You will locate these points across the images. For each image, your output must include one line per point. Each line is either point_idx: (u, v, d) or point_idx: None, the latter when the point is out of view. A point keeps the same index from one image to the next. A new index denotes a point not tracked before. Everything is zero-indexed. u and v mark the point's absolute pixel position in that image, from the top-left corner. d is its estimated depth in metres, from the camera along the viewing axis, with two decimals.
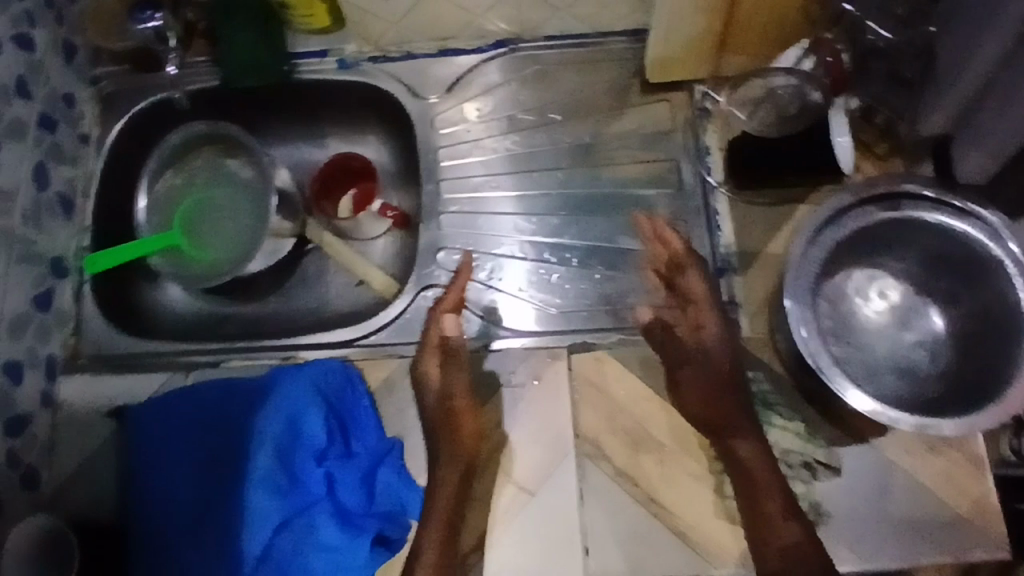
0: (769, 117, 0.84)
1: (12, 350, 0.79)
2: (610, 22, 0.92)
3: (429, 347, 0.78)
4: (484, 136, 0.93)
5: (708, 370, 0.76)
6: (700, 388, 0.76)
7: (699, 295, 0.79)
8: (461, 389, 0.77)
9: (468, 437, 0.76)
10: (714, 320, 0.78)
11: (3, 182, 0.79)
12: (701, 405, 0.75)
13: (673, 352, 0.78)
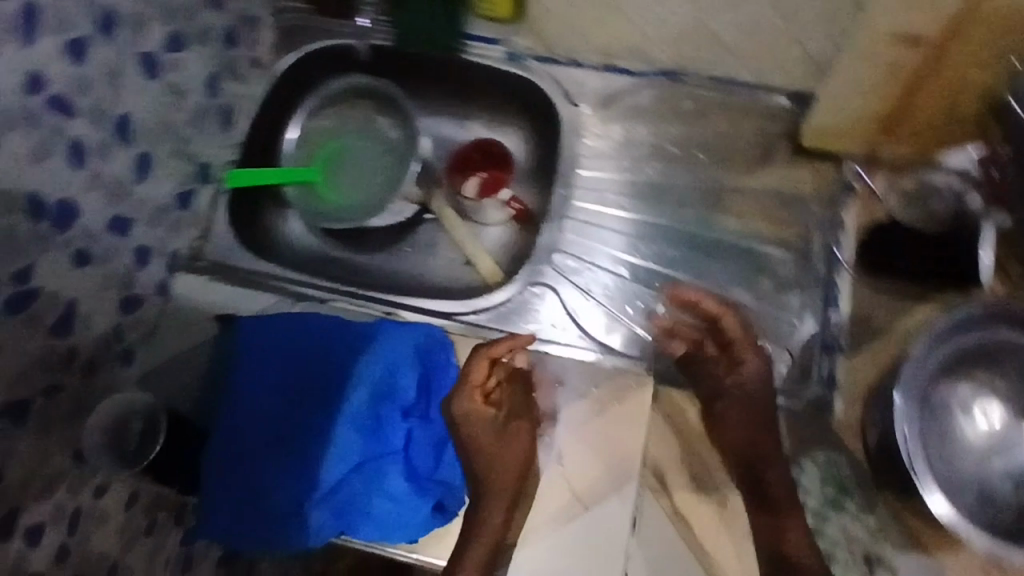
0: (917, 215, 0.84)
1: (147, 235, 0.84)
2: (778, 79, 0.90)
3: (470, 386, 0.79)
4: (625, 157, 0.95)
5: (748, 407, 0.80)
6: (740, 425, 0.79)
7: (737, 336, 0.82)
8: (518, 409, 0.80)
9: (519, 459, 0.77)
10: (755, 358, 0.81)
11: (180, 81, 0.84)
12: (739, 441, 0.79)
13: (713, 388, 0.82)
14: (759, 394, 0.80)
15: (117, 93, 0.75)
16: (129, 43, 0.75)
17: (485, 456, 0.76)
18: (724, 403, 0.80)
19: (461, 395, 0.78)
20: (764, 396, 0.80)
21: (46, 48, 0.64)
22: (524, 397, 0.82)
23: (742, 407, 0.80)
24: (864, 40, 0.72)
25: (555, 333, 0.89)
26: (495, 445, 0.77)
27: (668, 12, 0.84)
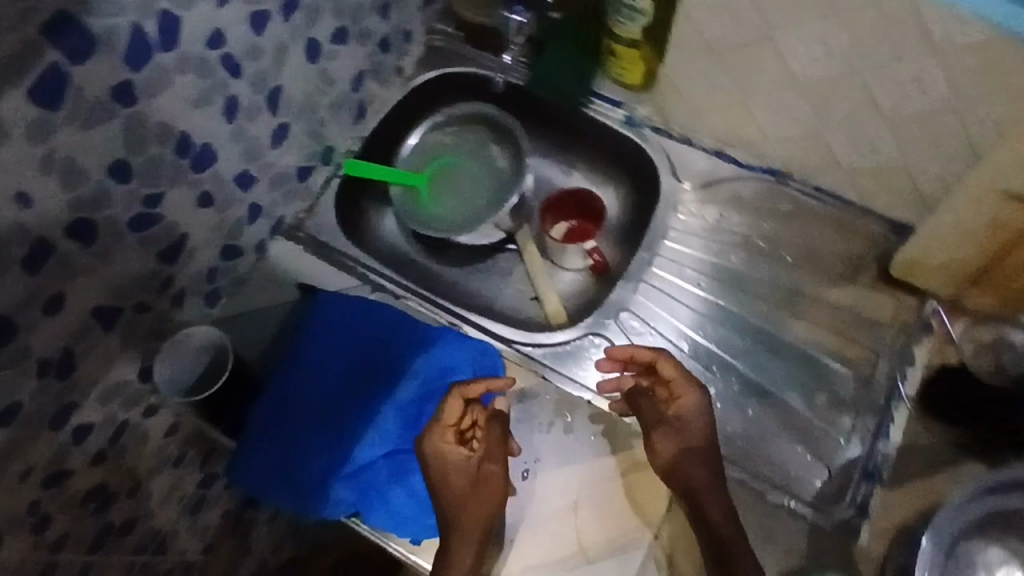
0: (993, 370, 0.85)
1: (263, 197, 0.92)
2: (881, 204, 0.92)
3: (442, 425, 0.80)
4: (714, 240, 0.97)
5: (684, 440, 0.78)
6: (674, 456, 0.78)
7: (671, 376, 0.80)
8: (493, 451, 0.78)
9: (488, 504, 0.76)
10: (693, 395, 0.79)
11: (332, 70, 0.92)
12: (676, 472, 0.77)
13: (652, 420, 0.81)
14: (699, 428, 0.78)
15: (279, 67, 0.83)
16: (301, 27, 0.83)
17: (456, 500, 0.76)
18: (658, 433, 0.79)
19: (433, 438, 0.79)
20: (704, 429, 0.78)
21: (234, 12, 0.73)
22: (501, 438, 0.80)
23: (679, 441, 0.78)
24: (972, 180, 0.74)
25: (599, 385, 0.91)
26: (465, 487, 0.77)
27: (789, 116, 0.88)
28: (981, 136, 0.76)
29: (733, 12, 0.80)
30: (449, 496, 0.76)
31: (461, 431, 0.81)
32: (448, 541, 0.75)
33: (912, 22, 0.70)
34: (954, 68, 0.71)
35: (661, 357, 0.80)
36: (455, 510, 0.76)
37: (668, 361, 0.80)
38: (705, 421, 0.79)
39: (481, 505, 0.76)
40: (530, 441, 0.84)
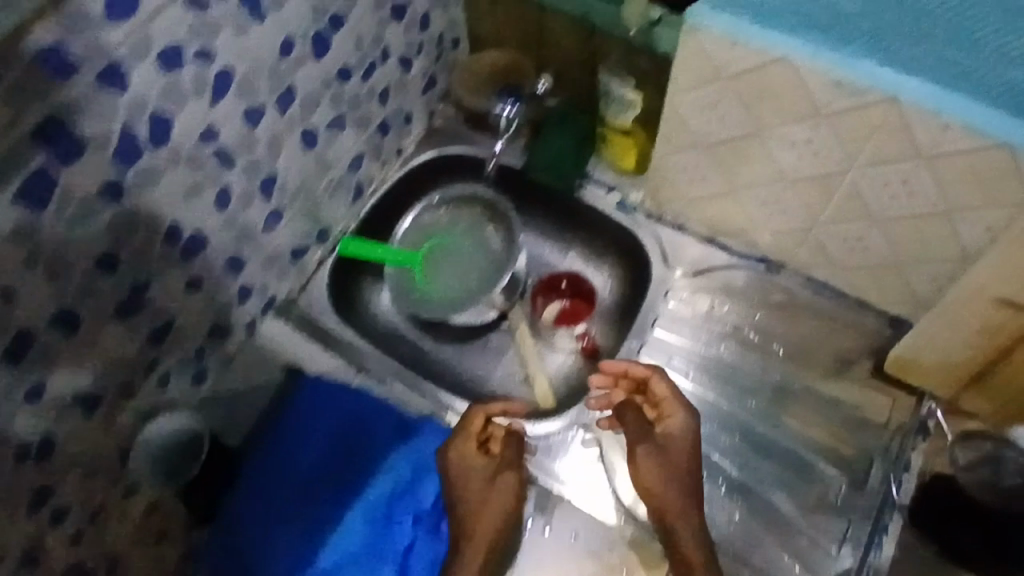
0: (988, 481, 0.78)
1: (254, 277, 0.93)
2: (875, 298, 0.90)
3: (465, 435, 0.86)
4: (705, 330, 0.95)
5: (665, 457, 0.84)
6: (654, 471, 0.84)
7: (663, 395, 0.86)
8: (512, 459, 0.88)
9: (503, 504, 0.86)
10: (681, 415, 0.85)
11: (329, 155, 0.94)
12: (652, 487, 0.84)
13: (637, 436, 0.86)
14: (680, 446, 0.84)
15: (274, 155, 0.85)
16: (298, 116, 0.85)
17: (473, 499, 0.85)
18: (643, 448, 0.85)
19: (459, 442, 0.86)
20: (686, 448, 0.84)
21: (227, 107, 0.75)
22: (518, 448, 0.89)
23: (659, 456, 0.84)
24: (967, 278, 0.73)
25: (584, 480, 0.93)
26: (481, 492, 0.85)
27: (781, 209, 0.87)
28: (972, 242, 0.75)
29: (720, 111, 0.80)
30: (467, 497, 0.85)
31: (482, 440, 0.87)
32: (458, 544, 0.83)
33: (898, 129, 0.69)
34: (943, 176, 0.70)
35: (656, 373, 0.87)
36: (471, 514, 0.84)
37: (660, 377, 0.87)
38: (687, 442, 0.84)
39: (496, 506, 0.85)
40: (526, 545, 0.88)
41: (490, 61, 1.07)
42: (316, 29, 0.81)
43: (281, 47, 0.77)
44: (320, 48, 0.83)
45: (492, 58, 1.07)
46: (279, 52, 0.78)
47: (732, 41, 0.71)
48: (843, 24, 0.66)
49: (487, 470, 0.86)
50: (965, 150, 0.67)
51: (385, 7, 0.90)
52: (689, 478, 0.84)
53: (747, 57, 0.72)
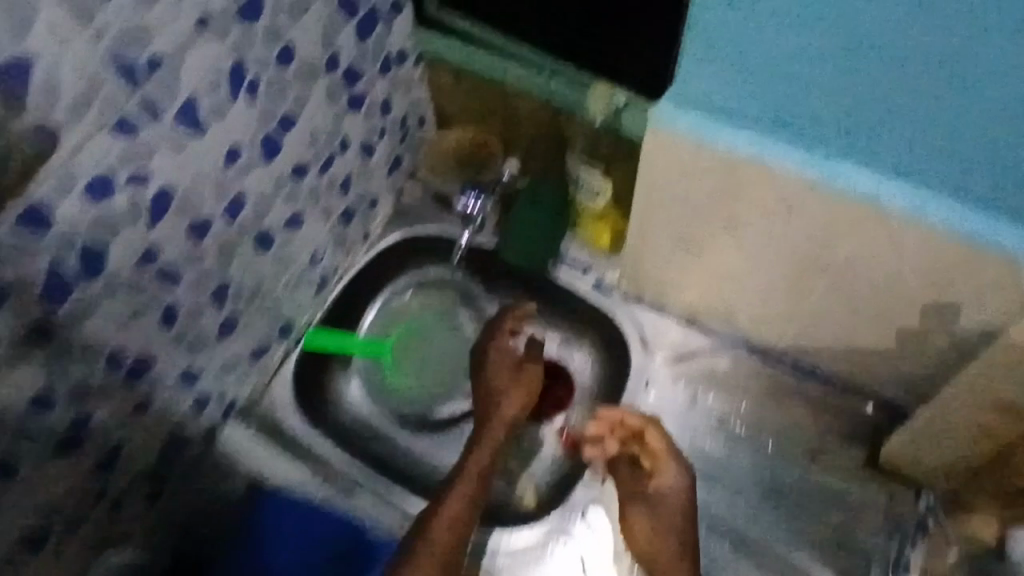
0: None
1: (211, 386, 0.88)
2: (864, 382, 0.86)
3: (498, 330, 0.94)
4: (690, 422, 0.91)
5: (657, 513, 0.81)
6: (649, 529, 0.82)
7: (657, 448, 0.82)
8: (534, 358, 0.94)
9: (519, 399, 0.90)
10: (673, 469, 0.81)
11: (288, 252, 0.90)
12: (648, 546, 0.82)
13: (630, 491, 0.83)
14: (676, 504, 0.81)
15: (225, 264, 0.80)
16: (249, 221, 0.81)
17: (494, 392, 0.90)
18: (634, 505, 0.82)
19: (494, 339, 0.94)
20: (682, 504, 0.81)
21: (168, 226, 0.71)
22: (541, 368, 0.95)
23: (653, 513, 0.81)
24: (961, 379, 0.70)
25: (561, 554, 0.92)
26: (507, 379, 0.91)
27: (763, 298, 0.83)
28: (964, 334, 0.71)
29: (691, 206, 0.77)
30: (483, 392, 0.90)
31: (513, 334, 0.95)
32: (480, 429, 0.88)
33: (880, 231, 0.66)
34: (930, 277, 0.67)
35: (652, 426, 0.82)
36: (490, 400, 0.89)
37: (656, 431, 0.82)
38: (682, 496, 0.81)
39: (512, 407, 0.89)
40: None
41: (456, 138, 1.04)
42: (264, 132, 0.77)
43: (226, 156, 0.74)
44: (268, 150, 0.79)
45: (457, 136, 1.03)
46: (223, 162, 0.74)
47: (699, 142, 0.68)
48: (815, 124, 0.62)
49: (505, 369, 0.91)
50: (948, 252, 0.64)
51: (340, 100, 0.86)
52: (686, 529, 0.81)
53: (715, 158, 0.68)
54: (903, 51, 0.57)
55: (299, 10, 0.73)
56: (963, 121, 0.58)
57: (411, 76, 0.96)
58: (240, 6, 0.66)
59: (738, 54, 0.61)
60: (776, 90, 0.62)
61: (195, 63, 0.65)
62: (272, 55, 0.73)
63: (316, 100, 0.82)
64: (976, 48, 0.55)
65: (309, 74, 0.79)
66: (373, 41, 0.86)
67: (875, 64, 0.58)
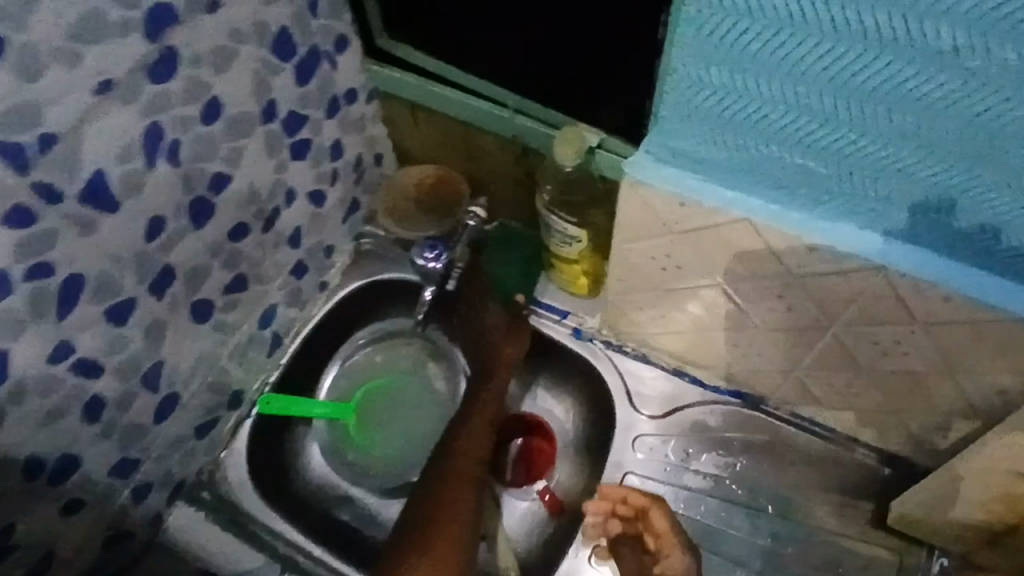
0: None
1: (152, 471, 0.80)
2: (868, 435, 0.79)
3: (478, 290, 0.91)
4: (681, 484, 0.84)
5: None
6: None
7: (662, 530, 0.78)
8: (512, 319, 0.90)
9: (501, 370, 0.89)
10: (681, 556, 0.76)
11: (232, 318, 0.81)
12: None
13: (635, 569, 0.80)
14: None
15: (156, 343, 0.72)
16: (183, 294, 0.73)
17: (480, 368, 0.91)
18: None
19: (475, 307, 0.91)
20: None
21: (81, 316, 0.63)
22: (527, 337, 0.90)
23: None
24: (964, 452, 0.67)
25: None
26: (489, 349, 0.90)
27: (759, 352, 0.76)
28: (980, 401, 0.65)
29: (674, 261, 0.70)
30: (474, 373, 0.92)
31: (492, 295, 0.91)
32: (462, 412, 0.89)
33: (888, 296, 0.59)
34: (943, 342, 0.61)
35: (656, 504, 0.79)
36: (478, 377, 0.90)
37: (660, 511, 0.78)
38: None
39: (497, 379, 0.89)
40: None
41: (419, 174, 0.94)
42: (192, 197, 0.68)
43: (147, 229, 0.65)
44: (199, 215, 0.70)
45: (420, 173, 0.94)
46: (145, 236, 0.65)
47: (680, 201, 0.61)
48: (811, 184, 0.55)
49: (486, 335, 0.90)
50: (964, 323, 0.57)
51: (281, 150, 0.77)
52: None
53: (700, 216, 0.62)
54: (915, 120, 0.47)
55: (222, 61, 0.65)
56: (988, 192, 0.49)
57: (363, 113, 0.87)
58: (147, 66, 0.58)
59: (720, 114, 0.54)
60: (764, 151, 0.55)
61: (99, 135, 0.57)
62: (193, 113, 0.64)
63: (252, 154, 0.73)
64: (1005, 124, 0.45)
65: (241, 127, 0.70)
66: (315, 82, 0.77)
67: (882, 130, 0.49)
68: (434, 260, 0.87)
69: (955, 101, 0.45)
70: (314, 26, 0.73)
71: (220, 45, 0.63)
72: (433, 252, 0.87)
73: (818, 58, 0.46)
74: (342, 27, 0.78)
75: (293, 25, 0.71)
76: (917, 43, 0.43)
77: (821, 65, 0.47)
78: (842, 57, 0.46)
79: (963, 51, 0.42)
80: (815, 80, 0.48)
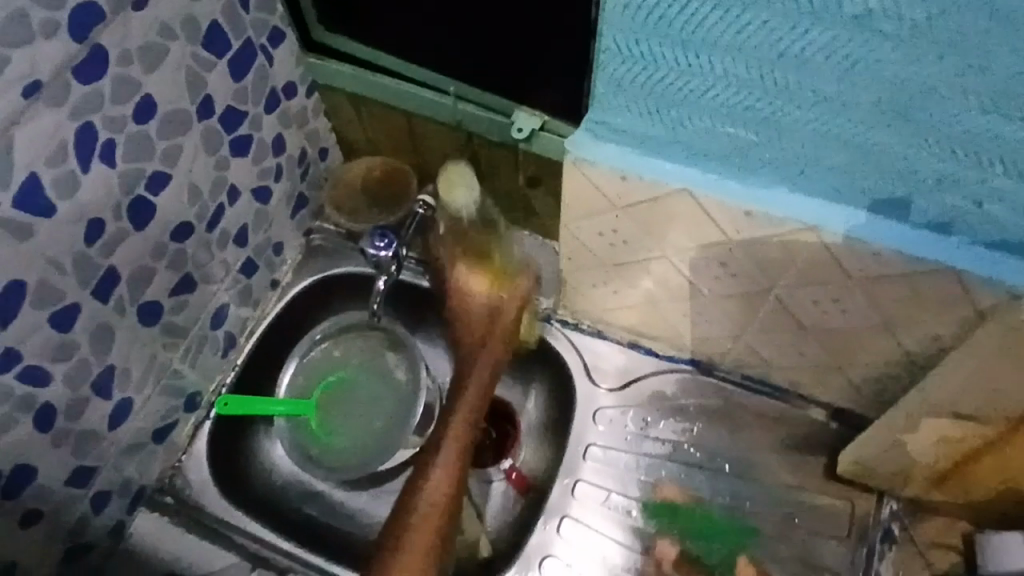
0: None
1: (109, 480, 0.78)
2: (814, 391, 0.83)
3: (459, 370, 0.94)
4: (643, 453, 0.87)
5: None
6: None
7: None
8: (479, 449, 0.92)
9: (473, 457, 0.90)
10: None
11: (182, 319, 0.80)
12: None
13: None
14: None
15: (104, 348, 0.71)
16: (128, 297, 0.71)
17: None
18: None
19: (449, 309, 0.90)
20: None
21: (23, 323, 0.61)
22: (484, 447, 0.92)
23: None
24: (899, 404, 0.71)
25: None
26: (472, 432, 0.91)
27: (706, 318, 0.79)
28: (917, 349, 0.68)
29: (621, 235, 0.72)
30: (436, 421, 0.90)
31: None
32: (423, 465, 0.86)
33: (823, 254, 0.61)
34: (876, 296, 0.63)
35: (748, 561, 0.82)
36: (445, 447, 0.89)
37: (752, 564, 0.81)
38: None
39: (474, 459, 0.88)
40: None
41: (365, 166, 0.95)
42: (131, 197, 0.67)
43: (86, 231, 0.64)
44: (140, 216, 0.69)
45: (369, 163, 0.95)
46: (84, 239, 0.64)
47: (622, 175, 0.63)
48: (743, 152, 0.57)
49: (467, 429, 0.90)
50: (893, 277, 0.60)
51: (221, 147, 0.76)
52: None
53: (640, 188, 0.63)
54: (833, 84, 0.50)
55: (154, 58, 0.64)
56: (905, 148, 0.52)
57: (304, 108, 0.86)
58: (74, 66, 0.57)
59: (654, 89, 0.55)
60: (697, 122, 0.56)
61: (31, 138, 0.56)
62: (126, 112, 0.63)
63: (190, 152, 0.72)
64: (915, 81, 0.47)
65: (177, 125, 0.69)
66: (251, 78, 0.76)
67: (804, 95, 0.51)
68: (385, 249, 0.86)
69: (869, 63, 0.47)
70: (248, 20, 0.73)
71: (149, 41, 0.62)
72: (384, 241, 0.85)
73: (743, 26, 0.48)
74: (277, 20, 0.77)
75: (225, 20, 0.70)
76: (831, 9, 0.45)
77: (741, 35, 0.49)
78: (762, 24, 0.48)
79: (875, 14, 0.44)
80: (741, 49, 0.50)
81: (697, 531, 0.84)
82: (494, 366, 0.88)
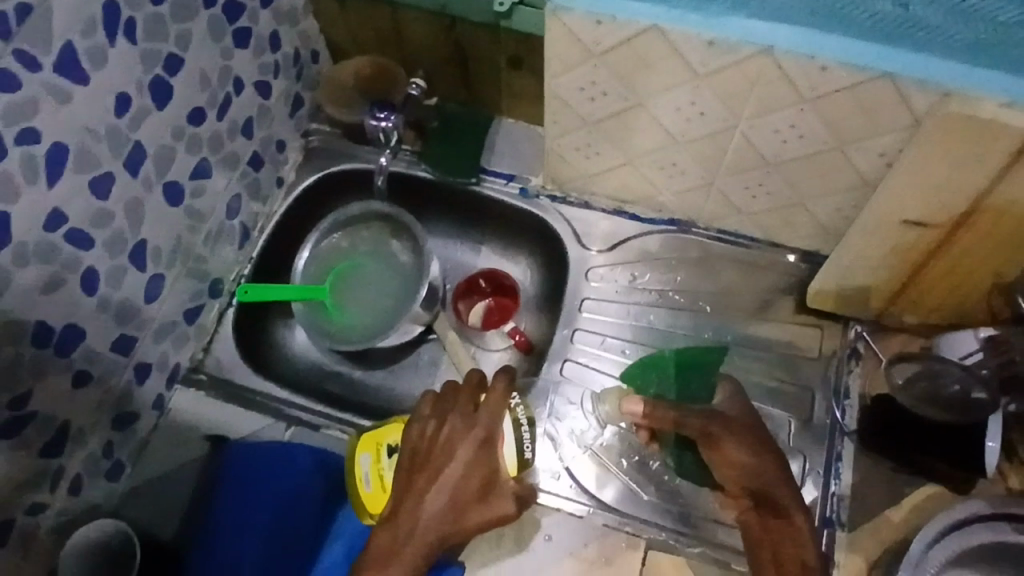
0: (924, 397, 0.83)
1: (147, 354, 0.86)
2: (782, 236, 0.92)
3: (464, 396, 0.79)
4: (633, 302, 0.95)
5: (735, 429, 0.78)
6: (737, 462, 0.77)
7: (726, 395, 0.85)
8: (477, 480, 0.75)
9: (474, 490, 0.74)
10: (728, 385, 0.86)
11: (201, 205, 0.87)
12: (748, 482, 0.76)
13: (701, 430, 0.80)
14: (743, 419, 0.81)
15: (137, 221, 0.78)
16: (154, 174, 0.78)
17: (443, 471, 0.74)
18: (718, 433, 0.78)
19: (446, 433, 0.75)
20: (748, 417, 0.81)
21: (67, 185, 0.68)
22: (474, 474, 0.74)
23: (749, 433, 0.78)
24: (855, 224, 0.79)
25: (584, 470, 0.89)
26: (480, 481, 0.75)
27: (681, 170, 0.87)
28: (867, 167, 0.76)
29: (599, 87, 0.79)
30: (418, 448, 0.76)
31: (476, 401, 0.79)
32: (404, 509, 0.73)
33: (778, 77, 0.69)
34: (828, 115, 0.71)
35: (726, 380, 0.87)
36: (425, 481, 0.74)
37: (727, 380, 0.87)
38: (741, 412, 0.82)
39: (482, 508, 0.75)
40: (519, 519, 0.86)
41: (356, 66, 1.00)
42: (151, 76, 0.74)
43: (116, 104, 0.70)
44: (160, 96, 0.76)
45: (357, 64, 1.00)
46: (113, 110, 0.70)
47: (596, 19, 0.69)
48: None
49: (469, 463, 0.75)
50: (838, 91, 0.68)
51: (225, 37, 0.82)
52: (772, 450, 0.77)
53: (614, 31, 0.70)
54: None
55: None
56: None
57: (295, 7, 0.92)
58: None
59: None
60: None
61: (66, 8, 0.62)
62: None
63: (198, 38, 0.78)
64: None
65: (185, 10, 0.75)
66: None
67: None
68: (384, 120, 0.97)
69: None
70: None
71: None
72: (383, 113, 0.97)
73: None
74: None
75: None
76: None
77: None
78: None
79: None
80: None
81: (673, 376, 0.88)
82: (445, 533, 0.73)
